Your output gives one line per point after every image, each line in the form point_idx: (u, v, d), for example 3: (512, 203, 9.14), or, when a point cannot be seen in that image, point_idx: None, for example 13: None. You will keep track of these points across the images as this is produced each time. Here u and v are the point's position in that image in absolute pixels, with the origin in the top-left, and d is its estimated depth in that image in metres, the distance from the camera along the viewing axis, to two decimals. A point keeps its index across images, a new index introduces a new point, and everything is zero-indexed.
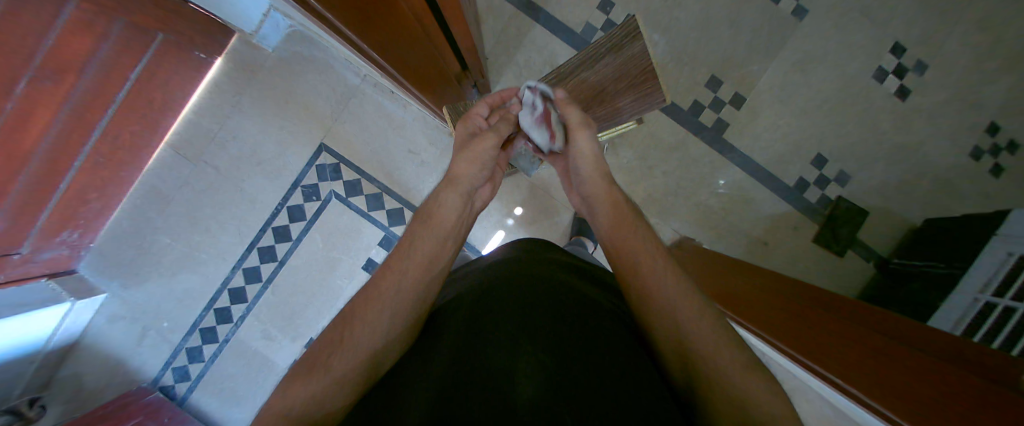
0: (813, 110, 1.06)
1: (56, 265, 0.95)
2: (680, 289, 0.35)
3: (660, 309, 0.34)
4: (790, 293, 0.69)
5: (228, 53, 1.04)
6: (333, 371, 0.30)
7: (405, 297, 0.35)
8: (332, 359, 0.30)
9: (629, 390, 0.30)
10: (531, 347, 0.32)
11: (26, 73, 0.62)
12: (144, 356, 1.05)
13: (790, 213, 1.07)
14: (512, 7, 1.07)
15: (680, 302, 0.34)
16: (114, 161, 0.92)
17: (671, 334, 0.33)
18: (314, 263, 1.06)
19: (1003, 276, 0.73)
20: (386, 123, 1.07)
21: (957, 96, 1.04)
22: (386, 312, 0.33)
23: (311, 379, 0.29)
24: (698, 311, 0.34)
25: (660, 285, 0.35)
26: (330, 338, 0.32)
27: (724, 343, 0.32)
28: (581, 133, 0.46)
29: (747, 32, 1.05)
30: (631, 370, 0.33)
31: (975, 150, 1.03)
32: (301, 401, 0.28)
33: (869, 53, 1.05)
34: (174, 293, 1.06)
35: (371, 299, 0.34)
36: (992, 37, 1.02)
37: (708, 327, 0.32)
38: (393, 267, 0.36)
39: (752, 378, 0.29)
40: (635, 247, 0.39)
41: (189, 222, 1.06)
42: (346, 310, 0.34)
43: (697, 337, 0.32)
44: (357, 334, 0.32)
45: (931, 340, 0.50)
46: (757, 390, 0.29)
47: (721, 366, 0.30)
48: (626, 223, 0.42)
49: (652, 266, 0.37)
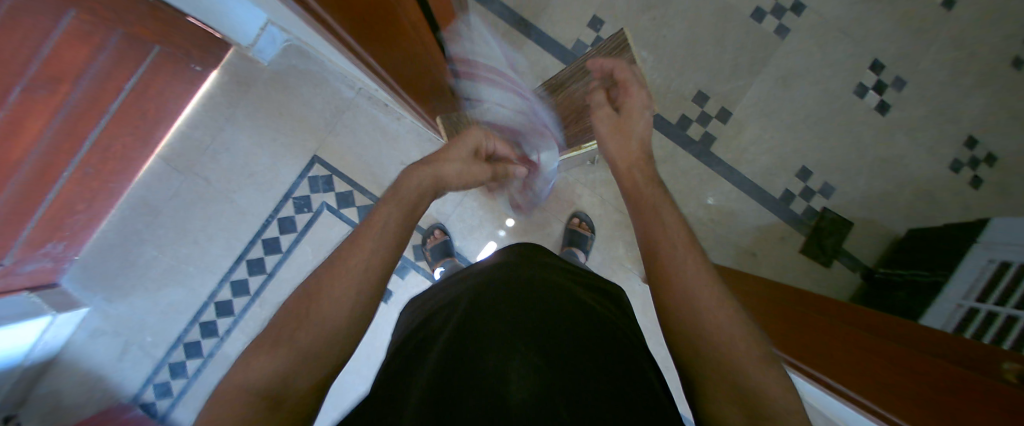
0: (798, 123, 1.09)
1: (38, 277, 0.93)
2: (697, 269, 0.34)
3: (678, 293, 0.33)
4: (795, 303, 0.70)
5: (224, 65, 1.05)
6: (299, 347, 0.29)
7: (372, 274, 0.34)
8: (298, 331, 0.29)
9: (624, 394, 0.31)
10: (524, 347, 0.33)
11: (19, 81, 0.62)
12: (126, 372, 1.02)
13: (777, 224, 1.09)
14: (505, 23, 1.10)
15: (695, 282, 0.33)
16: (105, 171, 0.91)
17: (682, 319, 0.32)
18: (305, 274, 1.05)
19: (986, 282, 0.75)
20: (379, 135, 1.08)
21: (935, 110, 1.08)
22: (352, 287, 0.32)
23: (275, 354, 0.28)
24: (711, 291, 0.33)
25: (684, 264, 0.34)
26: (296, 312, 0.30)
27: (739, 333, 0.30)
28: (637, 93, 0.50)
29: (732, 49, 1.09)
30: (624, 372, 0.34)
31: (954, 163, 1.07)
32: (265, 375, 0.27)
33: (849, 70, 1.09)
34: (159, 307, 1.03)
35: (336, 272, 0.32)
36: (964, 55, 1.07)
37: (723, 311, 0.31)
38: (360, 244, 0.34)
39: (764, 372, 0.28)
40: (668, 227, 0.38)
41: (178, 234, 1.04)
42: (309, 285, 0.32)
43: (708, 329, 0.31)
44: (323, 307, 0.31)
45: (935, 341, 0.50)
46: (764, 377, 0.28)
47: (733, 358, 0.29)
48: (652, 210, 0.40)
49: (671, 247, 0.36)
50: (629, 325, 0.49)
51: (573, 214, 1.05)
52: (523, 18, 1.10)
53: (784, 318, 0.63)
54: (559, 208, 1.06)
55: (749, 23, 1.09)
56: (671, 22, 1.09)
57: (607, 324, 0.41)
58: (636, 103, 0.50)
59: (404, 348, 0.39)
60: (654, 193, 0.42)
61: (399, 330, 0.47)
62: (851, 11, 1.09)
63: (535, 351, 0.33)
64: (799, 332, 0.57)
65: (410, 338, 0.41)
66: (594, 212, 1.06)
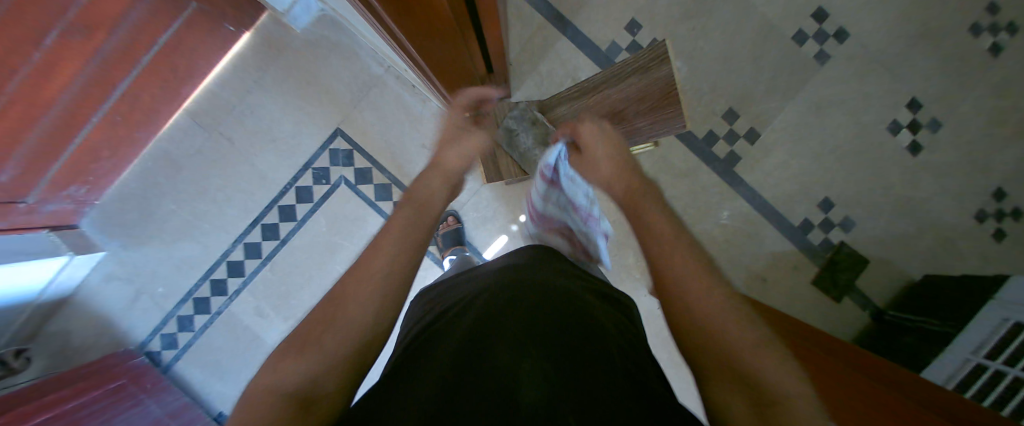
0: (826, 154, 1.07)
1: (58, 218, 0.94)
2: (688, 259, 0.33)
3: (675, 292, 0.32)
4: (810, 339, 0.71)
5: (256, 29, 1.04)
6: (325, 349, 0.28)
7: (398, 274, 0.34)
8: (324, 337, 0.29)
9: (637, 407, 0.29)
10: (507, 347, 0.34)
11: (57, 25, 0.63)
12: (134, 319, 1.04)
13: (791, 252, 1.07)
14: (541, 17, 1.08)
15: (689, 275, 0.32)
16: (132, 121, 0.92)
17: (679, 319, 0.31)
18: (315, 246, 1.06)
19: (998, 338, 0.74)
20: (403, 116, 1.07)
21: (968, 156, 1.05)
22: (377, 292, 0.32)
23: (303, 357, 0.27)
24: (707, 283, 0.32)
25: (673, 260, 0.34)
26: (321, 318, 0.30)
27: (738, 324, 0.29)
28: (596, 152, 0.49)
29: (769, 70, 1.06)
30: (639, 389, 0.33)
31: (980, 212, 1.05)
32: (294, 378, 0.26)
33: (886, 105, 1.06)
34: (171, 260, 1.05)
35: (360, 278, 0.32)
36: (1007, 103, 1.04)
37: (722, 305, 0.30)
38: (381, 249, 0.34)
39: (770, 360, 0.27)
40: (656, 228, 0.37)
41: (196, 190, 1.06)
42: (336, 288, 0.33)
43: (707, 322, 0.29)
44: (348, 312, 0.31)
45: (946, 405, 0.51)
46: (770, 368, 0.26)
47: (737, 351, 0.27)
48: (639, 215, 0.39)
49: (660, 243, 0.35)
50: (644, 339, 0.48)
51: None
52: (561, 14, 1.08)
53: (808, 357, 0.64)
54: None
55: (789, 45, 1.06)
56: (709, 35, 1.06)
57: (614, 334, 0.41)
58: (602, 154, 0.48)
59: (409, 349, 0.38)
60: (644, 200, 0.40)
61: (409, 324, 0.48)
62: (897, 45, 1.05)
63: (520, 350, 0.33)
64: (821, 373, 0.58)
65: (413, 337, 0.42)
66: (609, 218, 1.05)
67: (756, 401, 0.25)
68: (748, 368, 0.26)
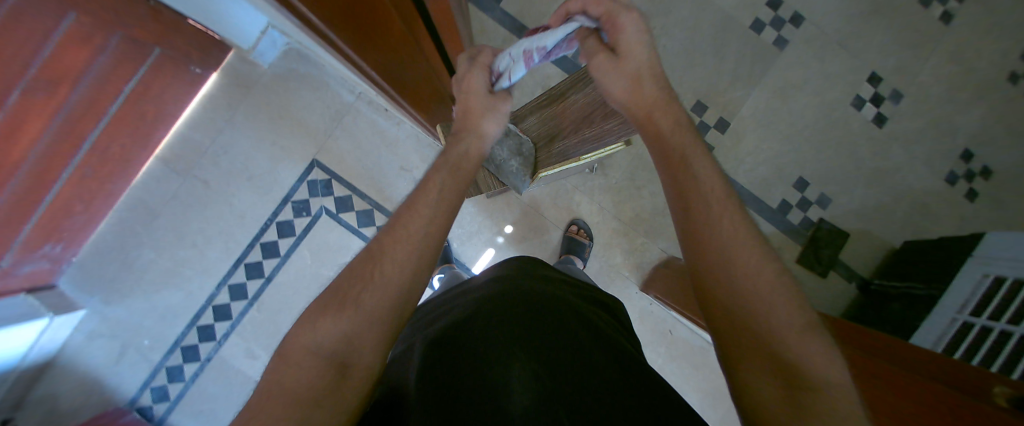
0: (796, 135, 1.09)
1: (35, 279, 0.92)
2: (734, 229, 0.32)
3: (719, 264, 0.31)
4: None
5: (224, 68, 1.05)
6: (365, 309, 0.29)
7: (432, 240, 0.34)
8: (362, 295, 0.30)
9: (628, 402, 0.30)
10: (527, 356, 0.34)
11: (19, 83, 0.62)
12: (122, 375, 1.01)
13: (774, 234, 1.09)
14: (506, 30, 1.10)
15: (737, 249, 0.31)
16: (104, 172, 0.91)
17: (718, 294, 0.31)
18: (303, 278, 1.05)
19: (981, 295, 0.76)
20: (378, 140, 1.08)
21: (931, 122, 1.09)
22: (414, 254, 0.33)
23: (342, 315, 0.29)
24: (759, 258, 0.30)
25: (716, 230, 0.32)
26: (357, 275, 0.31)
27: (784, 304, 0.29)
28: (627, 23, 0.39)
29: (732, 60, 1.09)
30: (627, 384, 0.34)
31: (950, 175, 1.08)
32: (331, 339, 0.28)
33: (847, 82, 1.09)
34: (155, 309, 1.03)
35: (397, 237, 0.33)
36: (961, 69, 1.08)
37: (771, 285, 0.29)
38: (419, 212, 0.35)
39: (811, 344, 0.27)
40: (705, 190, 0.34)
41: (175, 236, 1.04)
42: (371, 246, 0.33)
43: (748, 302, 0.29)
44: (385, 272, 0.31)
45: (920, 358, 0.52)
46: (810, 352, 0.26)
47: (780, 333, 0.27)
48: (682, 164, 0.36)
49: (706, 208, 0.33)
50: (636, 344, 0.49)
51: (572, 221, 1.06)
52: (524, 25, 1.10)
53: None
54: (558, 215, 1.07)
55: (748, 34, 1.09)
56: (670, 32, 1.09)
57: (603, 333, 0.43)
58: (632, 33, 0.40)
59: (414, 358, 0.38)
60: (681, 143, 0.38)
61: (396, 349, 0.48)
62: (850, 24, 1.09)
63: (536, 357, 0.34)
64: None
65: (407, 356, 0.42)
66: (593, 220, 1.06)
67: (794, 384, 0.26)
68: (789, 351, 0.27)
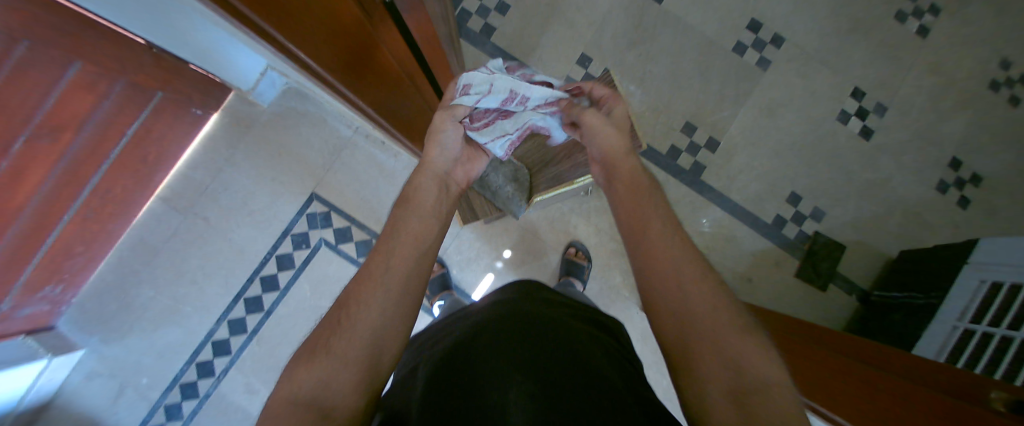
0: (785, 152, 1.12)
1: (34, 321, 0.92)
2: (679, 248, 0.39)
3: (670, 277, 0.37)
4: (805, 340, 0.71)
5: (224, 108, 1.08)
6: (337, 353, 0.31)
7: (395, 276, 0.37)
8: (333, 340, 0.32)
9: (613, 404, 0.32)
10: (515, 362, 0.37)
11: (24, 131, 0.63)
12: (119, 416, 1.00)
13: (771, 249, 1.10)
14: (497, 60, 1.14)
15: (682, 265, 0.37)
16: (105, 213, 0.92)
17: (672, 305, 0.36)
18: (303, 311, 1.04)
19: (980, 302, 0.76)
20: (376, 172, 1.10)
21: (917, 134, 1.11)
22: (381, 290, 0.35)
23: (317, 363, 0.30)
24: (700, 274, 0.37)
25: (666, 249, 0.39)
26: (329, 325, 0.33)
27: (724, 312, 0.34)
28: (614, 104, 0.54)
29: (717, 81, 1.13)
30: (612, 391, 0.35)
31: (940, 184, 1.10)
32: (308, 385, 0.29)
33: (831, 98, 1.12)
34: (154, 348, 1.02)
35: (363, 281, 0.36)
36: (940, 81, 1.12)
37: (713, 296, 0.35)
38: (381, 250, 0.39)
39: (750, 346, 0.32)
40: (655, 217, 0.42)
41: (174, 273, 1.05)
42: (341, 297, 0.36)
43: (697, 309, 0.34)
44: (356, 314, 0.34)
45: (908, 365, 0.54)
46: (749, 352, 0.31)
47: (724, 336, 0.32)
48: (638, 195, 0.45)
49: (657, 231, 0.41)
50: (634, 363, 0.50)
51: (569, 243, 1.07)
52: (515, 54, 1.14)
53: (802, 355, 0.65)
54: (555, 238, 1.08)
55: (731, 56, 1.13)
56: (656, 57, 1.13)
57: (602, 356, 0.43)
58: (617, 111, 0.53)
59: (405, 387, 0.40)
60: (637, 178, 0.47)
61: (394, 378, 0.47)
62: (829, 44, 1.13)
63: (536, 377, 0.34)
64: (813, 369, 0.60)
65: (406, 384, 0.42)
66: (591, 241, 1.07)
67: (743, 384, 0.29)
68: (733, 352, 0.31)
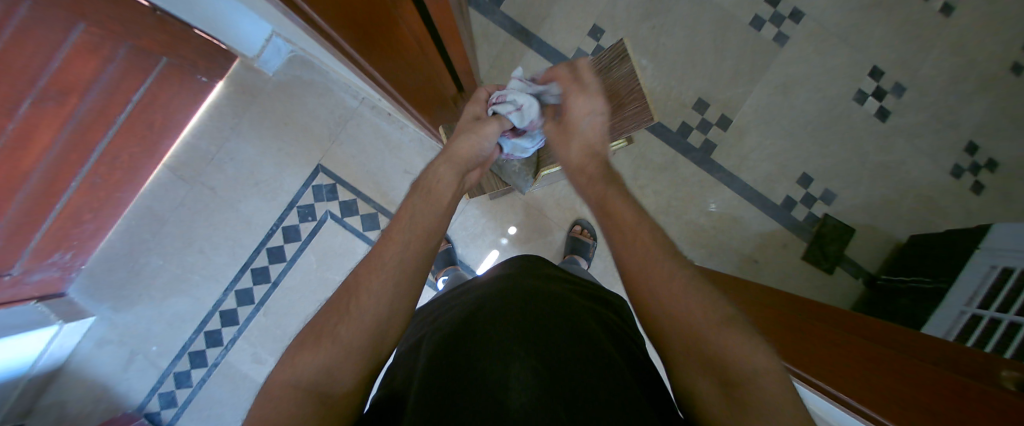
0: (798, 132, 1.09)
1: (45, 287, 0.94)
2: (642, 248, 0.36)
3: (641, 281, 0.34)
4: (806, 313, 0.71)
5: (228, 76, 1.06)
6: (342, 340, 0.30)
7: (407, 266, 0.35)
8: (338, 327, 0.31)
9: (620, 395, 0.31)
10: (516, 342, 0.35)
11: (29, 94, 0.63)
12: (130, 382, 1.02)
13: (779, 231, 1.09)
14: (506, 33, 1.11)
15: (649, 263, 0.35)
16: (112, 181, 0.92)
17: (648, 307, 0.33)
18: (309, 283, 1.05)
19: (988, 288, 0.75)
20: (382, 144, 1.09)
21: (935, 116, 1.08)
22: (389, 281, 0.34)
23: (319, 349, 0.30)
24: (669, 269, 0.34)
25: (633, 252, 0.36)
26: (335, 308, 0.32)
27: (702, 304, 0.31)
28: (581, 99, 0.52)
29: (732, 57, 1.10)
30: (619, 375, 0.34)
31: (956, 168, 1.07)
32: (311, 371, 0.29)
33: (849, 77, 1.09)
34: (164, 316, 1.04)
35: (371, 267, 0.34)
36: (963, 61, 1.08)
37: (688, 289, 0.32)
38: (394, 239, 0.37)
39: (733, 336, 0.29)
40: (620, 221, 0.40)
41: (182, 243, 1.05)
42: (349, 281, 0.34)
43: (673, 308, 0.32)
44: (361, 302, 0.32)
45: (915, 343, 0.53)
46: (735, 344, 0.29)
47: (707, 330, 0.30)
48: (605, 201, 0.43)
49: (622, 235, 0.38)
50: (637, 339, 0.50)
51: (575, 221, 1.06)
52: (524, 27, 1.11)
53: (785, 323, 0.64)
54: (561, 216, 1.07)
55: (748, 31, 1.10)
56: (670, 31, 1.10)
57: (605, 334, 0.42)
58: (584, 110, 0.52)
59: (402, 372, 0.39)
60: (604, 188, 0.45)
61: (400, 347, 0.47)
62: (850, 19, 1.09)
63: (536, 353, 0.34)
64: (796, 337, 0.59)
65: (409, 355, 0.42)
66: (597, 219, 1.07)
67: (730, 383, 0.28)
68: (717, 348, 0.29)
